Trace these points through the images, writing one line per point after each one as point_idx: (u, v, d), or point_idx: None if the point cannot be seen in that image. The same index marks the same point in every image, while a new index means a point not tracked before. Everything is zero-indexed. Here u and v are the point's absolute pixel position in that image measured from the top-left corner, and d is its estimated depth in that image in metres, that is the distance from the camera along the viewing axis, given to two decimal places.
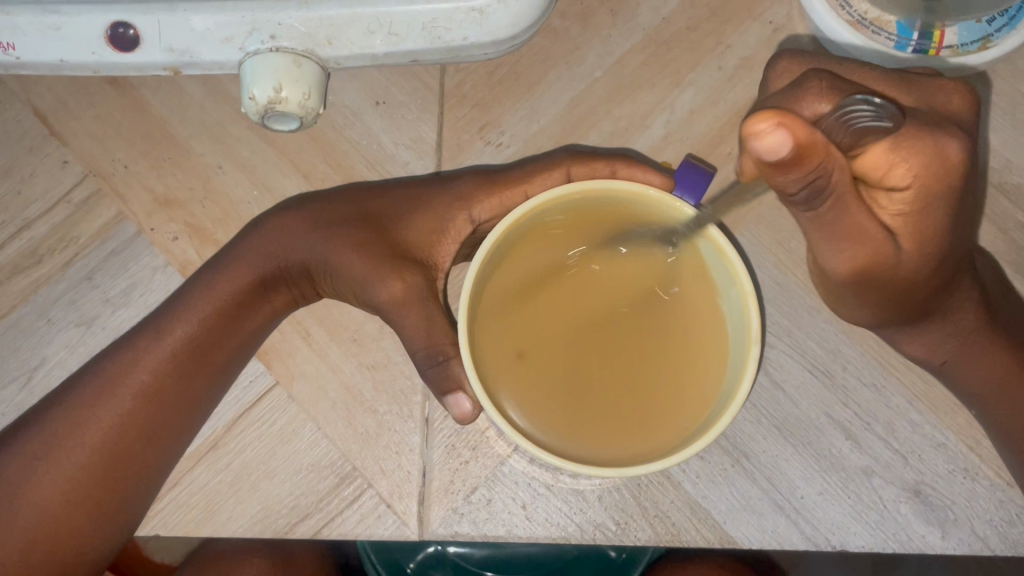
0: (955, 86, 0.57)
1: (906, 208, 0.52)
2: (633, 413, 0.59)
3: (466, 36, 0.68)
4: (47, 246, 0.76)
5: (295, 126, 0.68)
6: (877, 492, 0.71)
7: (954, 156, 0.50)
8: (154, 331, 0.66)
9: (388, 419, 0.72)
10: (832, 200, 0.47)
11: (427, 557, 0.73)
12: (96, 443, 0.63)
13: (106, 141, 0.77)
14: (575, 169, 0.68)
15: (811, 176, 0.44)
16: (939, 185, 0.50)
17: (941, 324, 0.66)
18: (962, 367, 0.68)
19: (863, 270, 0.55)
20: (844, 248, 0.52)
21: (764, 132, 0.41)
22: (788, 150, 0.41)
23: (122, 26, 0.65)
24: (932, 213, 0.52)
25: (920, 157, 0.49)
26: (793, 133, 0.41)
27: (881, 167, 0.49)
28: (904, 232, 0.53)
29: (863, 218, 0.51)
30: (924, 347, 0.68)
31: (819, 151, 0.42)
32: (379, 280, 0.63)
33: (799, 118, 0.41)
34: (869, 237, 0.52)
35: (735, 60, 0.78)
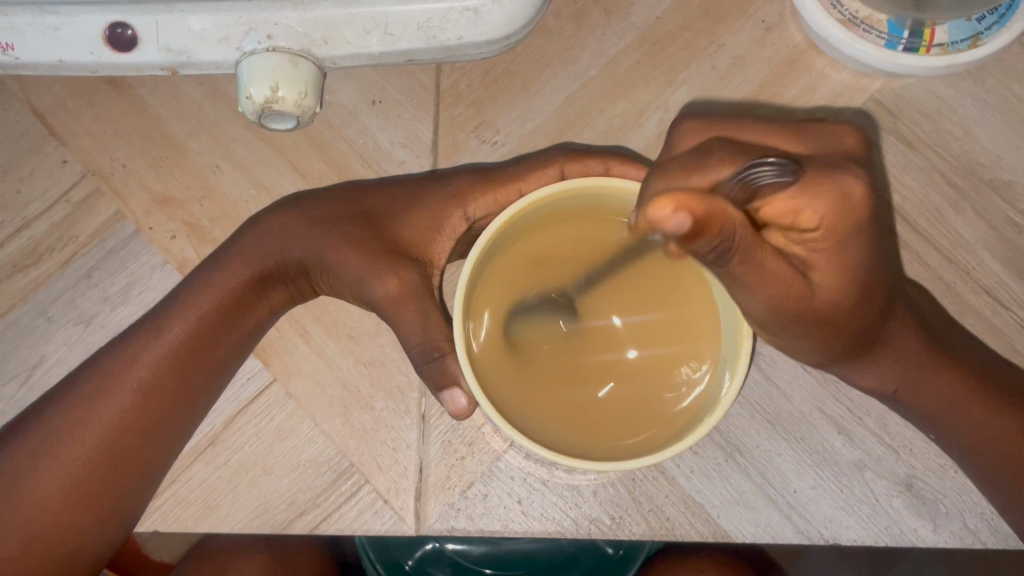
0: (841, 128, 0.57)
1: (818, 247, 0.52)
2: (628, 409, 0.60)
3: (461, 35, 0.69)
4: (47, 245, 0.76)
5: (292, 125, 0.69)
6: (869, 486, 0.72)
7: (856, 194, 0.50)
8: (152, 329, 0.67)
9: (385, 415, 0.73)
10: (743, 258, 0.46)
11: (424, 555, 0.74)
12: (96, 439, 0.63)
13: (105, 140, 0.78)
14: (569, 166, 0.68)
15: (718, 244, 0.43)
16: (846, 217, 0.51)
17: (883, 355, 0.66)
18: (915, 396, 0.68)
19: (783, 309, 0.52)
20: (761, 292, 0.50)
21: (666, 218, 0.41)
22: (689, 228, 0.42)
23: (119, 26, 0.65)
24: (846, 250, 0.52)
25: (824, 199, 0.50)
26: (692, 210, 0.41)
27: (785, 212, 0.50)
28: (820, 268, 0.53)
29: (774, 261, 0.49)
30: (874, 377, 0.67)
31: (721, 221, 0.42)
32: (375, 277, 0.64)
33: (698, 195, 0.41)
34: (787, 280, 0.50)
35: (727, 58, 0.78)
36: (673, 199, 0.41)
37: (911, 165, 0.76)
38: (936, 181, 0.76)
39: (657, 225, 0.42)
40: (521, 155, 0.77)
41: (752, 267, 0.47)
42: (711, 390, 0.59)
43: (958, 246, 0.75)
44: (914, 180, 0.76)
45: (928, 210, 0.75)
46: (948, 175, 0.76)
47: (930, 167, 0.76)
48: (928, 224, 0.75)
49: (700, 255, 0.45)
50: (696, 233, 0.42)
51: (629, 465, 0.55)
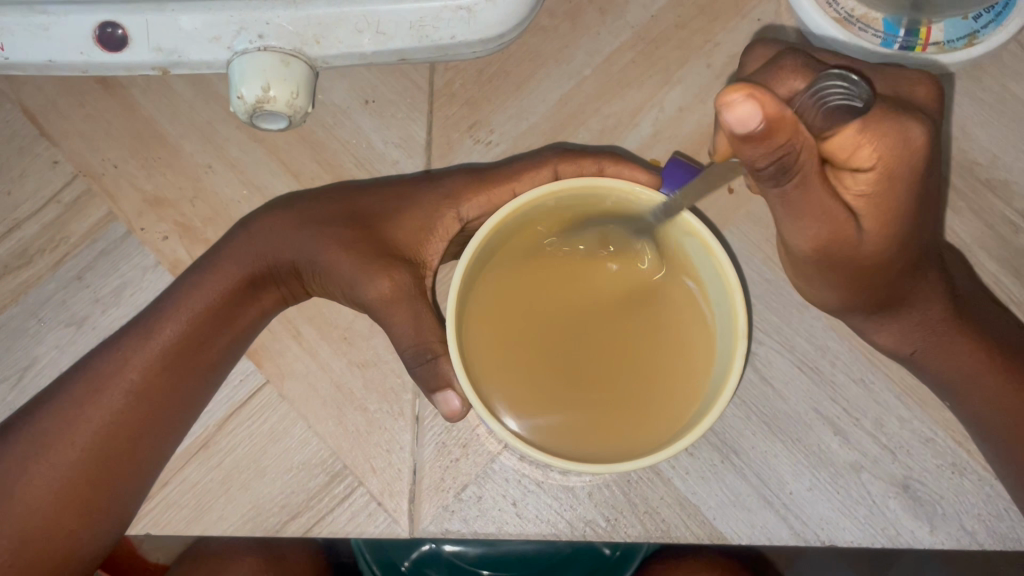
0: (917, 79, 0.57)
1: (869, 190, 0.51)
2: (624, 404, 0.60)
3: (454, 34, 0.68)
4: (38, 246, 0.76)
5: (283, 125, 0.69)
6: (865, 487, 0.71)
7: (917, 140, 0.50)
8: (143, 331, 0.66)
9: (379, 417, 0.72)
10: (798, 180, 0.46)
11: (421, 556, 0.72)
12: (87, 442, 0.63)
13: (96, 141, 0.77)
14: (562, 166, 0.68)
15: (778, 155, 0.43)
16: (908, 162, 0.50)
17: (908, 315, 0.67)
18: (934, 359, 0.68)
19: (824, 247, 0.53)
20: (806, 226, 0.50)
21: (736, 105, 0.40)
22: (759, 127, 0.41)
23: (109, 26, 0.65)
24: (895, 194, 0.51)
25: (888, 139, 0.48)
26: (765, 107, 0.40)
27: (847, 147, 0.48)
28: (867, 214, 0.52)
29: (828, 197, 0.49)
30: (895, 336, 0.68)
31: (787, 128, 0.42)
32: (367, 278, 0.64)
33: (770, 94, 0.40)
34: (831, 219, 0.50)
35: (723, 57, 0.78)
36: (748, 88, 0.40)
37: None
38: None
39: (725, 113, 0.41)
40: (514, 155, 0.76)
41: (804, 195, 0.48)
42: (711, 385, 0.58)
43: (955, 245, 0.74)
44: None
45: None
46: (945, 174, 0.75)
47: None
48: None
49: (758, 168, 0.44)
50: (764, 133, 0.41)
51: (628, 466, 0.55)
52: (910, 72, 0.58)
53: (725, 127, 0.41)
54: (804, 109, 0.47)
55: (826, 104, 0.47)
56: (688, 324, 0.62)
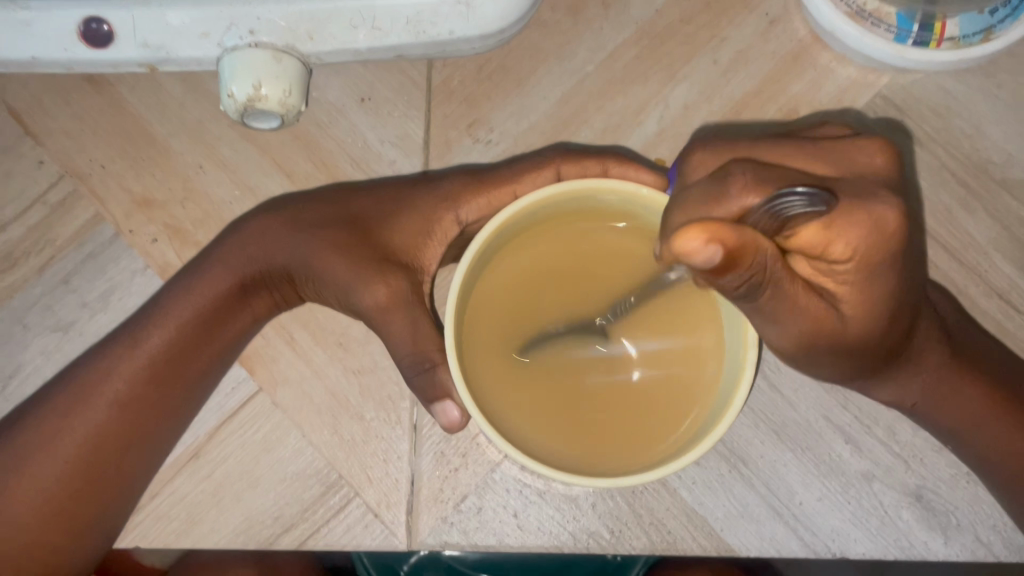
0: (873, 146, 0.52)
1: (849, 281, 0.49)
2: (628, 418, 0.58)
3: (453, 30, 0.66)
4: (23, 249, 0.73)
5: (275, 123, 0.67)
6: (878, 497, 0.69)
7: (891, 225, 0.46)
8: (131, 339, 0.64)
9: (375, 426, 0.70)
10: (772, 290, 0.46)
11: (419, 560, 0.71)
12: (72, 454, 0.61)
13: (83, 140, 0.75)
14: (566, 167, 0.65)
15: (746, 278, 0.43)
16: (888, 248, 0.47)
17: (906, 371, 0.64)
18: (935, 407, 0.66)
19: (809, 339, 0.52)
20: (787, 324, 0.50)
21: (695, 251, 0.40)
22: (720, 260, 0.41)
23: (94, 21, 0.62)
24: (875, 283, 0.50)
25: (861, 229, 0.46)
26: (723, 243, 0.40)
27: (818, 243, 0.46)
28: (848, 301, 0.51)
29: (803, 296, 0.49)
30: (894, 392, 0.66)
31: (751, 254, 0.42)
32: (362, 285, 0.61)
33: (731, 227, 0.41)
34: (812, 313, 0.50)
35: (730, 53, 0.75)
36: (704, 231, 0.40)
37: (921, 163, 0.73)
38: (946, 180, 0.73)
39: (686, 258, 0.41)
40: (515, 155, 0.74)
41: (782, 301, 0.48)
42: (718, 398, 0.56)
43: (969, 247, 0.72)
44: (923, 179, 0.73)
45: (938, 210, 0.72)
46: (958, 173, 0.73)
47: (940, 166, 0.73)
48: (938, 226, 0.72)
49: (730, 289, 0.45)
50: (727, 266, 0.41)
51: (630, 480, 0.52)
52: (860, 140, 0.53)
53: (685, 264, 0.42)
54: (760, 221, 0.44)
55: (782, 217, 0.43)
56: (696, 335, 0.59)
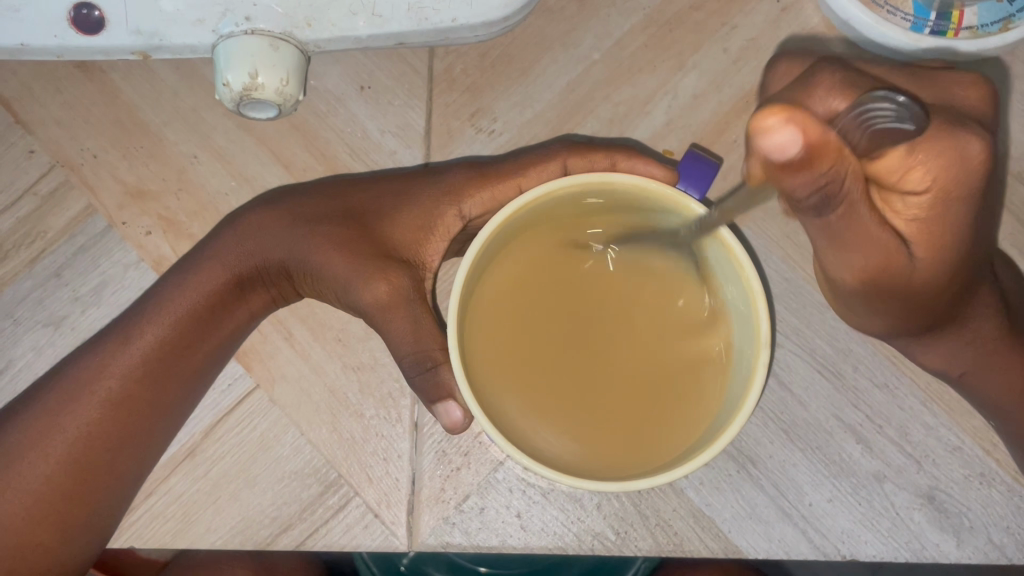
0: (971, 81, 0.54)
1: (922, 214, 0.48)
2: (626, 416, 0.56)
3: (456, 17, 0.64)
4: (13, 242, 0.71)
5: (273, 114, 0.65)
6: (889, 498, 0.68)
7: (979, 157, 0.46)
8: (122, 335, 0.62)
9: (375, 423, 0.68)
10: (845, 209, 0.43)
11: (420, 554, 0.67)
12: (62, 455, 0.59)
13: (74, 128, 0.72)
14: (572, 160, 0.63)
15: (819, 184, 0.38)
16: (970, 179, 0.47)
17: (959, 333, 0.64)
18: (984, 378, 0.65)
19: (872, 277, 0.52)
20: (855, 254, 0.49)
21: (774, 131, 0.34)
22: (796, 153, 0.35)
23: (84, 7, 0.60)
24: (949, 217, 0.49)
25: (942, 155, 0.45)
26: (805, 134, 0.34)
27: (896, 170, 0.46)
28: (919, 242, 0.50)
29: (878, 229, 0.47)
30: (941, 358, 0.65)
31: (832, 155, 0.37)
32: (363, 282, 0.59)
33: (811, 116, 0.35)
34: (885, 248, 0.49)
35: (740, 41, 0.73)
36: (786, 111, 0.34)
37: None
38: None
39: (759, 143, 0.35)
40: (520, 148, 0.72)
41: (851, 227, 0.46)
42: (731, 390, 0.55)
43: None
44: None
45: None
46: None
47: None
48: None
49: (798, 196, 0.40)
50: (804, 162, 0.36)
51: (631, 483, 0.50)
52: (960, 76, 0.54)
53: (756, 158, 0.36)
54: (849, 129, 0.43)
55: (873, 125, 0.43)
56: (701, 340, 0.57)
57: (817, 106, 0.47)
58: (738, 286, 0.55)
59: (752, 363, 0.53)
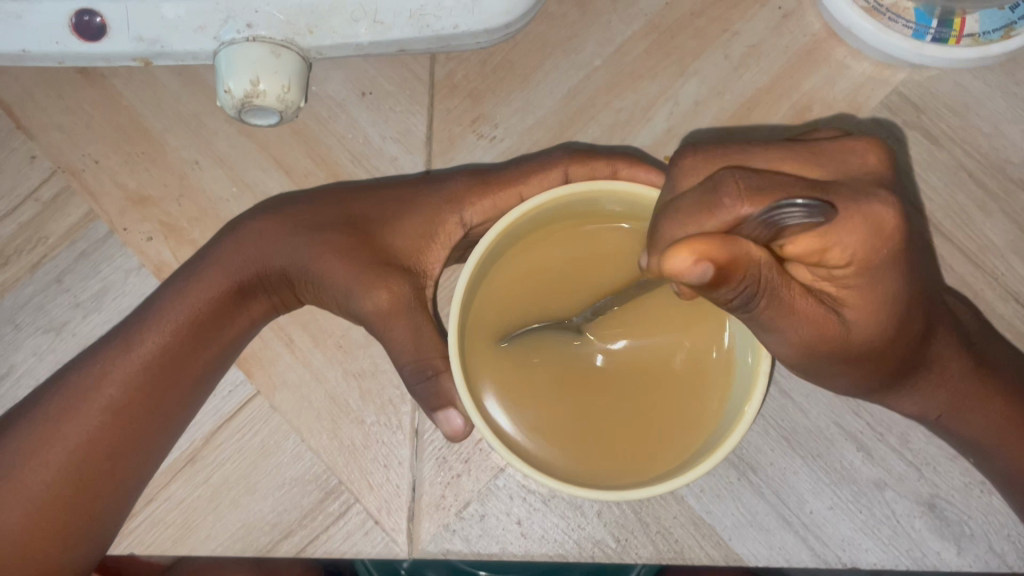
0: (867, 145, 0.53)
1: (848, 282, 0.49)
2: (618, 433, 0.56)
3: (457, 24, 0.64)
4: (14, 247, 0.71)
5: (274, 120, 0.65)
6: (890, 506, 0.68)
7: (891, 224, 0.46)
8: (123, 343, 0.62)
9: (376, 430, 0.68)
10: (768, 297, 0.45)
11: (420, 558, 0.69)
12: (64, 462, 0.59)
13: (76, 134, 0.72)
14: (573, 168, 0.63)
15: (741, 289, 0.43)
16: (882, 249, 0.47)
17: (927, 380, 0.62)
18: (961, 418, 0.64)
19: (811, 345, 0.50)
20: (790, 334, 0.49)
21: (687, 269, 0.40)
22: (711, 278, 0.40)
23: (86, 14, 0.60)
24: (874, 284, 0.49)
25: (858, 233, 0.46)
26: (715, 260, 0.40)
27: (813, 252, 0.46)
28: (851, 306, 0.49)
29: (800, 300, 0.47)
30: (918, 403, 0.64)
31: (741, 268, 0.41)
32: (363, 291, 0.59)
33: (719, 241, 0.40)
34: (814, 320, 0.49)
35: (741, 47, 0.73)
36: (693, 249, 0.40)
37: (937, 164, 0.71)
38: (963, 180, 0.71)
39: (676, 277, 0.40)
40: (521, 155, 0.72)
41: (778, 308, 0.46)
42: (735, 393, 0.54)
43: (986, 250, 0.70)
44: (939, 179, 0.71)
45: (956, 212, 0.70)
46: (975, 173, 0.71)
47: (957, 166, 0.71)
48: (955, 228, 0.70)
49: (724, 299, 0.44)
50: (720, 281, 0.41)
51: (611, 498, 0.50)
52: (855, 141, 0.53)
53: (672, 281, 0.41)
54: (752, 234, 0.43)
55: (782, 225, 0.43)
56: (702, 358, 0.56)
57: (725, 217, 0.43)
58: None
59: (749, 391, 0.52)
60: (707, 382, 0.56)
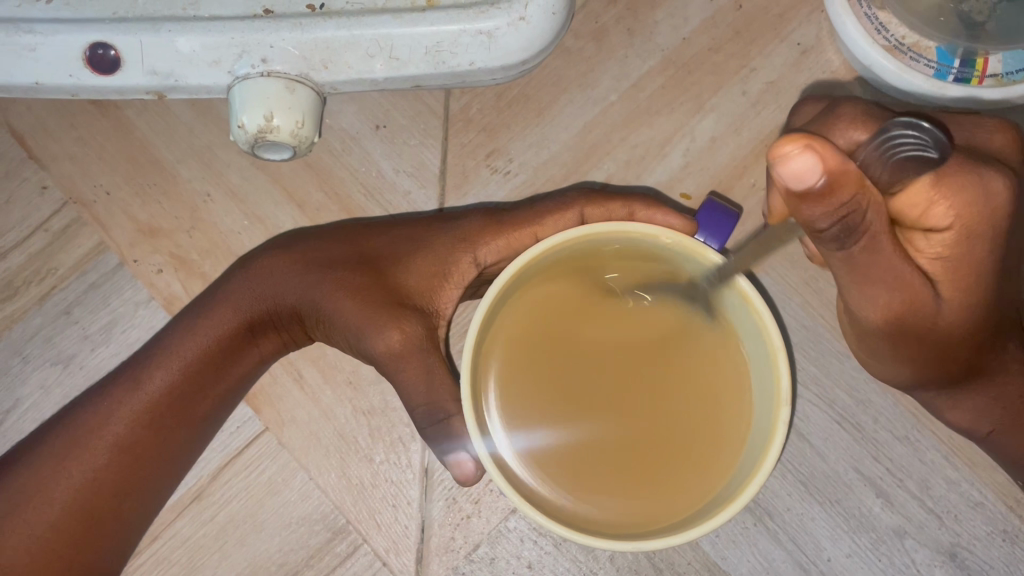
0: (995, 127, 0.57)
1: (946, 250, 0.51)
2: (618, 480, 0.54)
3: (473, 61, 0.63)
4: (23, 278, 0.71)
5: (288, 155, 0.63)
6: (909, 554, 0.66)
7: (1000, 192, 0.49)
8: (132, 380, 0.62)
9: (385, 468, 0.67)
10: (867, 241, 0.45)
11: None
12: (66, 502, 0.58)
13: (88, 165, 0.72)
14: (589, 210, 0.62)
15: (841, 213, 0.42)
16: (987, 220, 0.50)
17: (988, 385, 0.61)
18: None
19: (899, 315, 0.51)
20: (878, 293, 0.50)
21: (793, 156, 0.39)
22: (816, 178, 0.40)
23: (100, 47, 0.60)
24: (973, 255, 0.51)
25: (966, 193, 0.48)
26: (823, 161, 0.39)
27: (919, 204, 0.48)
28: (945, 277, 0.52)
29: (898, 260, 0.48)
30: (970, 415, 0.62)
31: (849, 184, 0.41)
32: (374, 330, 0.59)
33: (828, 144, 0.40)
34: (906, 284, 0.50)
35: (759, 84, 0.72)
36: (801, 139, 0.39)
37: None
38: None
39: (777, 164, 0.40)
40: (536, 192, 0.71)
41: (871, 250, 0.46)
42: (753, 441, 0.52)
43: None
44: None
45: None
46: None
47: None
48: None
49: (820, 226, 0.43)
50: (822, 187, 0.40)
51: (593, 542, 0.48)
52: (985, 121, 0.57)
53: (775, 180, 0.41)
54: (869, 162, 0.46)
55: (895, 154, 0.44)
56: (712, 423, 0.55)
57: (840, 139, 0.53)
58: (754, 331, 0.53)
59: (763, 452, 0.50)
60: (717, 447, 0.54)
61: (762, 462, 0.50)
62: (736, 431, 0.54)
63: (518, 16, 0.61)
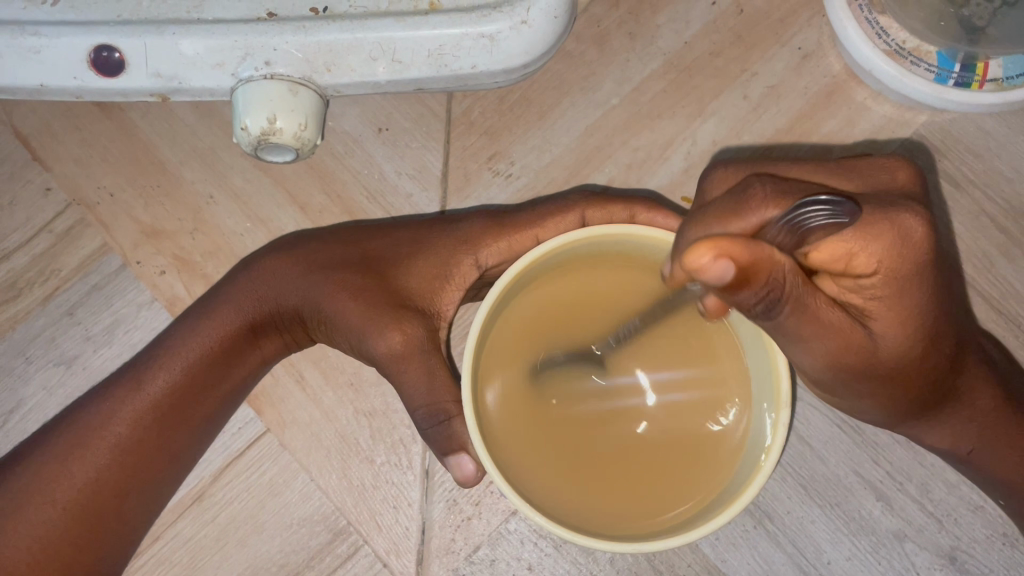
0: (893, 163, 0.54)
1: (877, 293, 0.48)
2: (621, 478, 0.54)
3: (475, 64, 0.63)
4: (27, 279, 0.71)
5: (291, 156, 0.63)
6: (909, 558, 0.66)
7: (917, 233, 0.47)
8: (134, 380, 0.62)
9: (386, 470, 0.67)
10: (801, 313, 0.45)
11: None
12: (70, 500, 0.59)
13: (92, 167, 0.72)
14: (591, 213, 0.63)
15: (766, 294, 0.42)
16: (909, 260, 0.47)
17: (959, 411, 0.61)
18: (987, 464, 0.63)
19: (836, 359, 0.48)
20: (815, 344, 0.47)
21: (707, 264, 0.40)
22: (732, 277, 0.40)
23: (105, 50, 0.60)
24: (903, 296, 0.48)
25: (882, 239, 0.46)
26: (736, 258, 0.40)
27: (837, 257, 0.46)
28: (879, 319, 0.48)
29: (824, 308, 0.46)
30: (949, 436, 0.62)
31: (767, 268, 0.41)
32: (376, 332, 0.59)
33: (741, 240, 0.40)
34: (840, 329, 0.47)
35: (761, 88, 0.72)
36: (714, 245, 0.39)
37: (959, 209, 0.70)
38: (985, 225, 0.70)
39: (697, 273, 0.40)
40: (537, 195, 0.72)
41: (804, 315, 0.45)
42: (753, 445, 0.53)
43: (1009, 296, 0.69)
44: (961, 224, 0.70)
45: (978, 257, 0.69)
46: (998, 218, 0.70)
47: (979, 211, 0.70)
48: (980, 274, 0.69)
49: (749, 307, 0.44)
50: (739, 282, 0.41)
51: (593, 544, 0.49)
52: (880, 160, 0.55)
53: (696, 279, 0.41)
54: (778, 236, 0.45)
55: (804, 227, 0.44)
56: (714, 420, 0.55)
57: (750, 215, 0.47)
58: (753, 333, 0.53)
59: (763, 453, 0.50)
60: (719, 444, 0.54)
61: (762, 463, 0.50)
62: (737, 428, 0.54)
63: (520, 19, 0.61)
